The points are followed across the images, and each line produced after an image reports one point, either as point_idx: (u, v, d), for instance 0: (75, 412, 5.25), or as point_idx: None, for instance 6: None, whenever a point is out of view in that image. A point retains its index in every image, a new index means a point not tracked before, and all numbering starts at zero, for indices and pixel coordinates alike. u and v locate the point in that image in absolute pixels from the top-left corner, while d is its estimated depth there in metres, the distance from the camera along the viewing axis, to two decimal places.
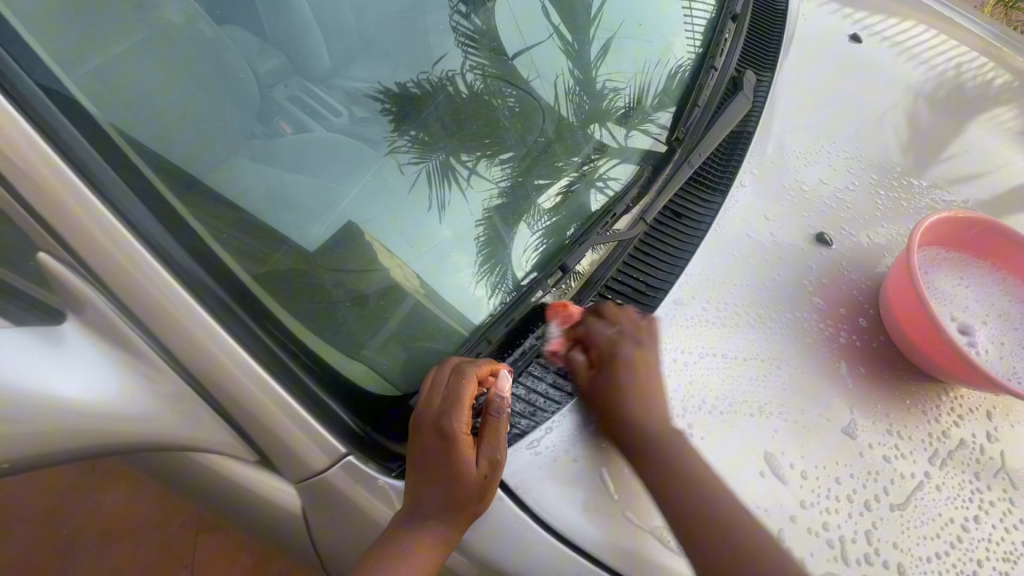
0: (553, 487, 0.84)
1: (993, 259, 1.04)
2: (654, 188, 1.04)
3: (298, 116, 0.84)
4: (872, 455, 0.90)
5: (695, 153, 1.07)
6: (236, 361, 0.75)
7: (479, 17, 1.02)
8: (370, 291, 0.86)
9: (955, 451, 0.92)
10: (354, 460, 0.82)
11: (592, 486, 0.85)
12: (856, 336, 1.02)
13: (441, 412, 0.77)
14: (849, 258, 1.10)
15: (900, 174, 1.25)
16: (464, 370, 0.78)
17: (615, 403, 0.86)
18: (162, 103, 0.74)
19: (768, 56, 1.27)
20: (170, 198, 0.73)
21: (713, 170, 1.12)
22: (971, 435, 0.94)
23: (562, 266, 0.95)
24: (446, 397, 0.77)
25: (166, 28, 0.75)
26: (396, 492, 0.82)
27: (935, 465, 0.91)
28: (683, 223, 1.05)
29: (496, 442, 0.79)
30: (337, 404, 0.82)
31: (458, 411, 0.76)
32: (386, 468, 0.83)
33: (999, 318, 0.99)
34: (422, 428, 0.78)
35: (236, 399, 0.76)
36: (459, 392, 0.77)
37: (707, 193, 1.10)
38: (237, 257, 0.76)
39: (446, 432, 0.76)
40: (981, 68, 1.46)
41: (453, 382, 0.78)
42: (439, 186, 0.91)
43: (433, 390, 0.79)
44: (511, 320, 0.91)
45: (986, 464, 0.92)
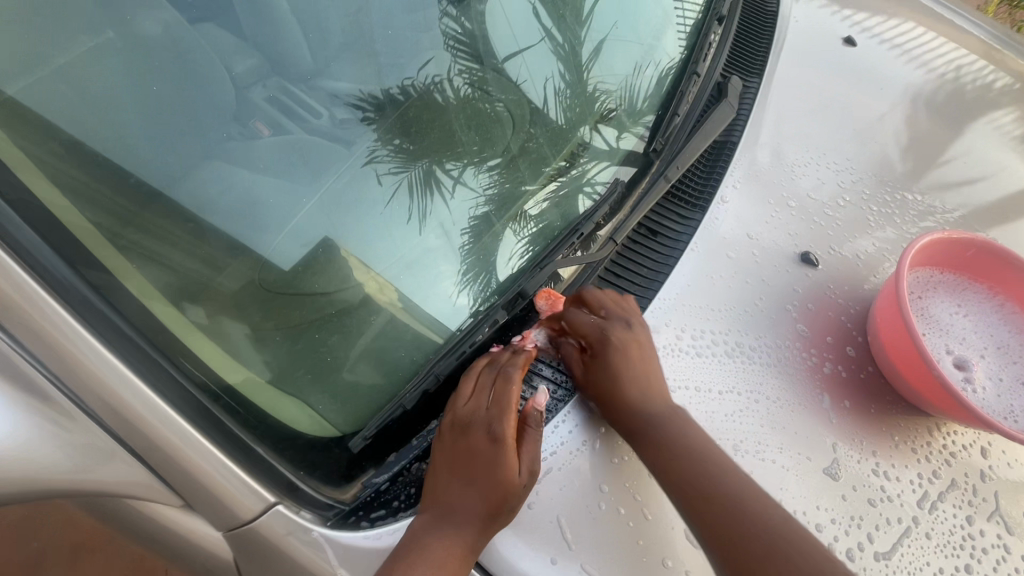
0: (512, 538, 0.79)
1: (996, 286, 1.00)
2: (626, 207, 1.00)
3: (277, 118, 0.80)
4: (857, 499, 0.86)
5: (673, 166, 1.02)
6: (191, 388, 0.71)
7: (468, 19, 0.96)
8: (333, 312, 0.81)
9: (946, 493, 0.89)
10: (284, 509, 0.73)
11: (555, 540, 0.79)
12: (841, 366, 0.97)
13: (492, 414, 0.80)
14: (838, 278, 1.06)
15: (895, 189, 1.20)
16: (513, 374, 0.83)
17: (622, 371, 0.88)
18: (124, 109, 0.69)
19: (756, 61, 1.24)
20: (128, 213, 0.69)
21: (689, 187, 1.08)
22: (964, 474, 0.90)
23: (520, 292, 0.89)
24: (496, 401, 0.81)
25: (129, 25, 0.70)
26: (331, 545, 0.75)
27: (924, 509, 0.86)
28: (659, 242, 1.02)
29: (537, 452, 0.81)
30: (264, 449, 0.75)
31: (508, 416, 0.80)
32: (322, 517, 0.76)
33: (998, 353, 0.95)
34: (468, 431, 0.80)
35: (168, 437, 0.69)
36: (509, 395, 0.82)
37: (686, 209, 1.06)
38: (199, 273, 0.73)
39: (496, 436, 0.79)
40: (980, 71, 1.42)
41: (503, 386, 0.82)
42: (421, 196, 0.88)
43: (480, 393, 0.82)
44: (463, 353, 0.86)
45: (981, 508, 0.88)
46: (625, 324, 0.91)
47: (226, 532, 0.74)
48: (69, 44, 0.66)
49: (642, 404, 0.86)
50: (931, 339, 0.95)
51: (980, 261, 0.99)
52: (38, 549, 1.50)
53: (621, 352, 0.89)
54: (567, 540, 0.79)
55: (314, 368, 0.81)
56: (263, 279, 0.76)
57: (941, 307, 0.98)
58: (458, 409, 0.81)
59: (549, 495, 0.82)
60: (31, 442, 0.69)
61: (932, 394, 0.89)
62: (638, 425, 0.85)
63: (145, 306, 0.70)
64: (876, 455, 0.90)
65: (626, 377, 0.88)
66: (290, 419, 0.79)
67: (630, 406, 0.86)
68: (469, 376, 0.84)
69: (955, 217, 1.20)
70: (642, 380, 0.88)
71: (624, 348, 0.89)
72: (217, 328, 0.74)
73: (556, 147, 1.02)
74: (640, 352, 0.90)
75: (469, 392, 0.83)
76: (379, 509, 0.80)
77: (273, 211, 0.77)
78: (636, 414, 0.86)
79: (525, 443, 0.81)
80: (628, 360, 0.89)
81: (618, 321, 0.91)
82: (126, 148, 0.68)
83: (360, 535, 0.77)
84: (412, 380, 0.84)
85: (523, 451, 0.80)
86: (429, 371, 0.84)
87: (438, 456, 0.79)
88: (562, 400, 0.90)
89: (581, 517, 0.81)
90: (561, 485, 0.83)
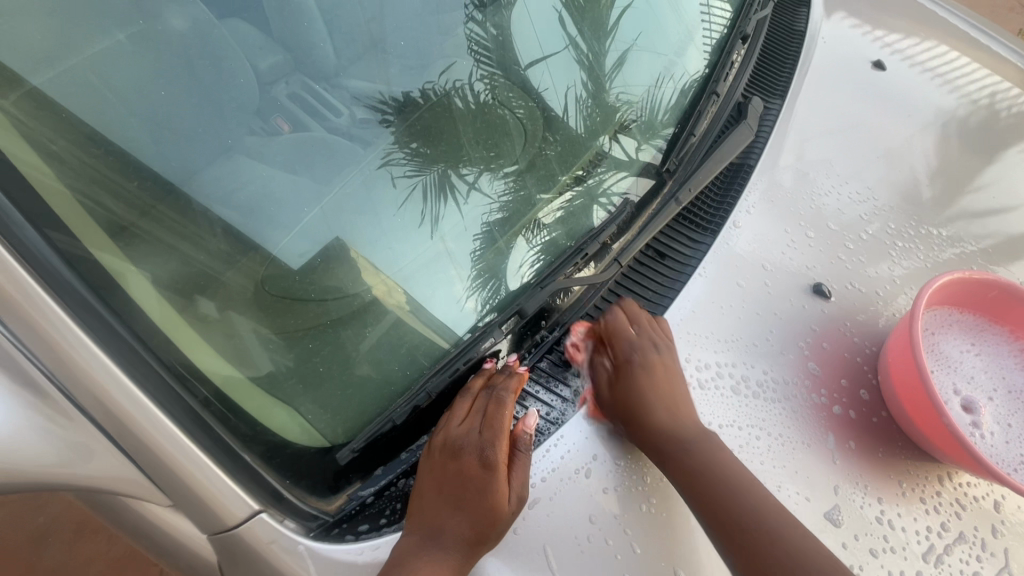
0: (500, 564, 0.77)
1: (1012, 327, 0.97)
2: (635, 227, 0.99)
3: (297, 114, 0.80)
4: (857, 547, 0.83)
5: (685, 188, 1.02)
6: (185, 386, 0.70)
7: (494, 25, 0.97)
8: (339, 313, 0.81)
9: (953, 547, 0.85)
10: (267, 517, 0.73)
11: (537, 569, 0.77)
12: (852, 408, 0.94)
13: (484, 439, 0.79)
14: (850, 312, 1.03)
15: (919, 222, 1.17)
16: (507, 397, 0.82)
17: (647, 393, 0.88)
18: (147, 100, 0.70)
19: (780, 80, 1.22)
20: (143, 202, 0.69)
21: (701, 208, 1.06)
22: (972, 528, 0.87)
23: (518, 310, 0.89)
24: (489, 424, 0.80)
25: (163, 18, 0.72)
26: (314, 557, 0.75)
27: (929, 563, 0.83)
28: (666, 265, 1.01)
29: (527, 479, 0.79)
30: (251, 456, 0.73)
31: (500, 440, 0.79)
32: (305, 528, 0.76)
33: (1006, 397, 0.92)
34: (460, 454, 0.78)
35: (157, 442, 0.67)
36: (501, 419, 0.80)
37: (696, 233, 1.04)
38: (205, 267, 0.72)
39: (488, 461, 0.78)
40: (1015, 99, 1.37)
41: (496, 410, 0.80)
42: (435, 201, 0.88)
43: (472, 416, 0.81)
44: (457, 370, 0.85)
45: (987, 562, 0.85)
46: (653, 346, 0.91)
47: (213, 536, 0.73)
48: (104, 33, 0.68)
49: (672, 432, 0.86)
50: (940, 379, 0.91)
51: (1004, 304, 0.95)
52: (40, 526, 1.53)
53: (647, 372, 0.89)
54: (552, 569, 0.77)
55: (320, 372, 0.81)
56: (274, 278, 0.76)
57: (952, 345, 0.95)
58: (450, 430, 0.80)
59: (536, 520, 0.80)
60: (13, 435, 0.66)
61: (939, 438, 0.87)
62: (672, 450, 0.85)
63: (156, 295, 0.69)
64: (881, 501, 0.87)
65: (654, 399, 0.88)
66: (279, 427, 0.77)
67: (660, 430, 0.86)
68: (464, 398, 0.82)
69: (981, 250, 1.16)
70: (670, 400, 0.88)
71: (650, 367, 0.89)
72: (227, 325, 0.74)
73: (572, 157, 1.01)
74: (667, 375, 0.90)
75: (462, 414, 0.81)
76: (364, 523, 0.80)
77: (288, 206, 0.78)
78: (668, 441, 0.85)
79: (515, 470, 0.79)
80: (654, 381, 0.89)
81: (647, 340, 0.91)
82: (148, 136, 0.69)
83: (343, 549, 0.76)
84: (403, 396, 0.83)
85: (514, 477, 0.79)
86: (420, 389, 0.83)
87: (429, 478, 0.77)
88: (556, 423, 0.87)
89: (574, 551, 0.78)
90: (551, 511, 0.81)
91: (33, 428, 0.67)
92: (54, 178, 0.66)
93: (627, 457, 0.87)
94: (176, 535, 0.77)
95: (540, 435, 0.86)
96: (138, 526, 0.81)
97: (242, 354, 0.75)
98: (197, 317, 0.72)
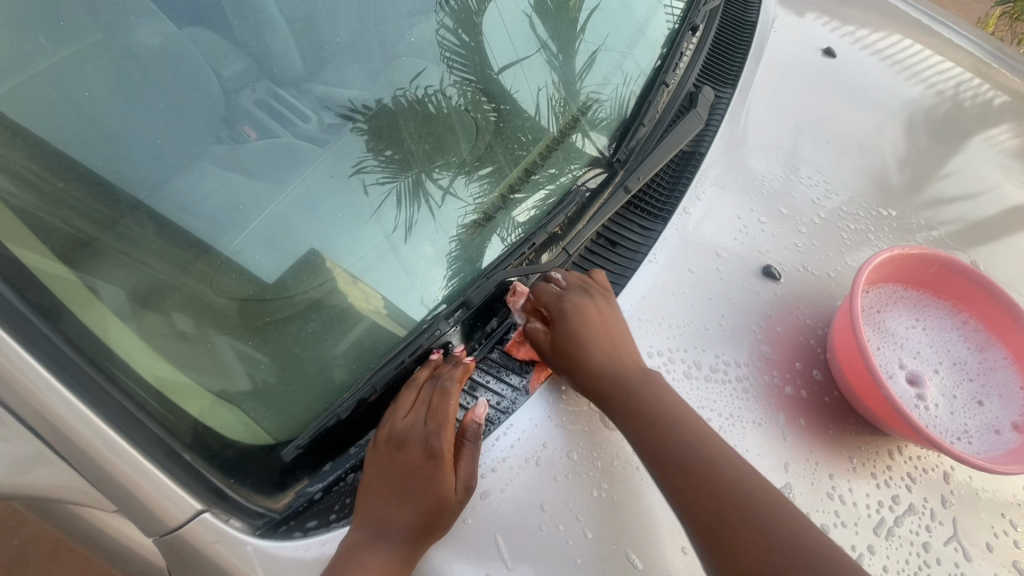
0: (449, 555, 0.78)
1: (956, 299, 0.98)
2: (586, 217, 0.99)
3: (261, 119, 0.82)
4: None
5: (634, 176, 1.02)
6: (132, 392, 0.69)
7: (466, 32, 0.97)
8: (297, 312, 0.80)
9: (902, 519, 0.86)
10: (211, 517, 0.71)
11: (484, 556, 0.77)
12: (805, 389, 0.95)
13: (429, 429, 0.80)
14: (804, 294, 1.04)
15: (872, 205, 1.19)
16: (452, 387, 0.83)
17: (583, 336, 0.89)
18: (102, 109, 0.69)
19: (731, 70, 1.23)
20: (96, 211, 0.69)
21: (652, 196, 1.07)
22: (922, 500, 0.88)
23: (465, 300, 0.89)
24: (433, 415, 0.81)
25: (124, 30, 0.73)
26: (259, 555, 0.73)
27: (879, 536, 0.84)
28: (617, 253, 1.02)
29: (474, 468, 0.80)
30: (192, 457, 0.72)
31: (445, 430, 0.81)
32: (251, 526, 0.74)
33: (951, 369, 0.94)
34: (405, 446, 0.80)
35: (111, 454, 0.66)
36: (447, 409, 0.82)
37: (647, 219, 1.05)
38: (157, 273, 0.71)
39: (434, 452, 0.80)
40: (968, 85, 1.41)
41: (441, 400, 0.82)
42: (409, 204, 0.88)
43: (418, 407, 0.82)
44: (402, 362, 0.84)
45: (937, 533, 0.85)
46: (583, 293, 0.93)
47: (159, 539, 0.71)
48: (63, 46, 0.68)
49: (613, 372, 0.87)
50: (883, 353, 0.93)
51: (943, 277, 0.97)
52: (18, 549, 1.50)
53: (579, 317, 0.90)
54: (503, 557, 0.77)
55: (278, 373, 0.80)
56: (233, 281, 0.75)
57: (897, 320, 0.97)
58: (395, 423, 0.81)
59: (486, 510, 0.80)
60: None
61: (885, 413, 0.88)
62: (621, 397, 0.85)
63: (117, 304, 0.70)
64: (833, 476, 0.88)
65: (591, 340, 0.89)
66: (221, 425, 0.76)
67: (599, 371, 0.87)
68: (409, 390, 0.83)
69: (934, 232, 1.18)
70: (606, 343, 0.90)
71: (581, 313, 0.90)
72: (188, 333, 0.73)
73: (535, 154, 1.01)
74: (601, 318, 0.91)
75: (407, 406, 0.82)
76: (313, 519, 0.79)
77: (248, 210, 0.77)
78: (614, 389, 0.86)
79: (463, 458, 0.81)
80: (589, 325, 0.90)
81: (574, 291, 0.93)
82: (103, 145, 0.69)
83: (291, 545, 0.75)
84: (350, 390, 0.82)
85: (460, 466, 0.80)
86: (366, 382, 0.82)
87: (375, 471, 0.78)
88: (505, 412, 0.87)
89: (521, 540, 0.78)
90: (501, 499, 0.81)
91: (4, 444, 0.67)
92: (17, 195, 0.66)
93: (581, 445, 0.86)
94: (137, 541, 0.76)
95: (489, 424, 0.86)
96: (104, 539, 0.80)
97: (202, 361, 0.74)
98: (151, 326, 0.71)
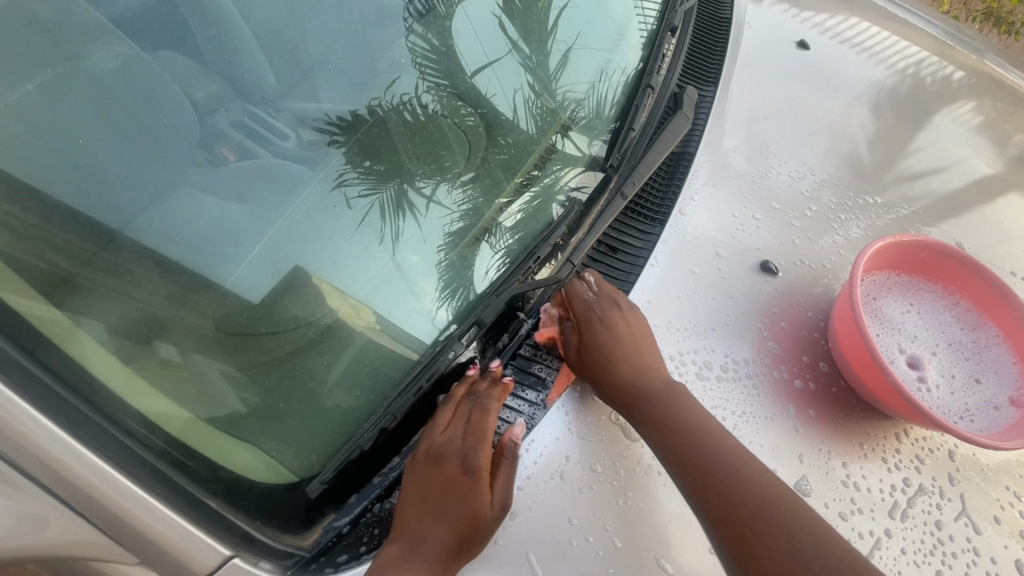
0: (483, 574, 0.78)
1: (949, 282, 1.02)
2: (586, 224, 1.00)
3: (240, 141, 0.79)
4: (827, 515, 0.86)
5: (630, 182, 1.02)
6: (127, 432, 0.67)
7: (436, 35, 0.97)
8: (305, 341, 0.80)
9: (915, 500, 0.88)
10: (241, 562, 0.70)
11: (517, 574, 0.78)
12: (812, 380, 0.97)
13: (467, 445, 0.83)
14: (801, 290, 1.07)
15: (855, 193, 1.21)
16: (491, 405, 0.86)
17: (610, 347, 0.94)
18: (74, 142, 0.67)
19: (711, 69, 1.25)
20: (79, 249, 0.67)
21: (648, 199, 1.07)
22: (931, 480, 0.91)
23: (477, 321, 0.88)
24: (472, 432, 0.84)
25: (87, 57, 0.70)
26: None
27: (896, 519, 0.86)
28: (618, 260, 1.03)
29: (511, 485, 0.82)
30: (208, 496, 0.71)
31: (482, 447, 0.84)
32: (282, 565, 0.75)
33: (948, 350, 0.98)
34: (443, 461, 0.83)
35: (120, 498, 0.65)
36: (485, 425, 0.85)
37: (645, 224, 1.06)
38: (145, 308, 0.69)
39: (470, 467, 0.82)
40: (932, 65, 1.45)
41: (480, 417, 0.85)
42: (393, 217, 0.86)
43: (456, 423, 0.85)
44: (420, 388, 0.84)
45: (949, 511, 0.88)
46: (614, 304, 0.97)
47: None
48: (30, 79, 0.66)
49: (635, 381, 0.91)
50: (883, 339, 0.96)
51: (936, 263, 1.00)
52: None
53: (606, 327, 0.95)
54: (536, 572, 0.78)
55: (281, 401, 0.78)
56: (230, 310, 0.74)
57: (893, 306, 1.00)
58: (433, 438, 0.83)
59: (517, 529, 0.81)
60: None
61: (889, 397, 0.90)
62: (642, 404, 0.89)
63: (108, 342, 0.67)
64: (846, 464, 0.91)
65: (620, 353, 0.93)
66: (242, 469, 0.75)
67: (625, 379, 0.92)
68: (447, 406, 0.86)
69: (914, 214, 1.22)
70: (634, 355, 0.94)
71: (610, 323, 0.95)
72: (187, 367, 0.71)
73: (519, 159, 1.01)
74: (630, 329, 0.95)
75: (446, 421, 0.85)
76: (343, 552, 0.80)
77: (240, 238, 0.76)
78: (635, 394, 0.90)
79: (500, 475, 0.83)
80: (615, 335, 0.94)
81: (605, 301, 0.98)
82: (79, 180, 0.67)
83: None
84: (369, 420, 0.82)
85: (497, 483, 0.82)
86: (386, 410, 0.81)
87: (413, 485, 0.81)
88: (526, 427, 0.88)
89: (554, 555, 0.79)
90: (532, 509, 0.82)
91: (8, 500, 0.66)
92: None
93: (604, 458, 0.87)
94: None
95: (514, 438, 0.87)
96: None
97: (204, 396, 0.73)
98: (134, 362, 0.68)
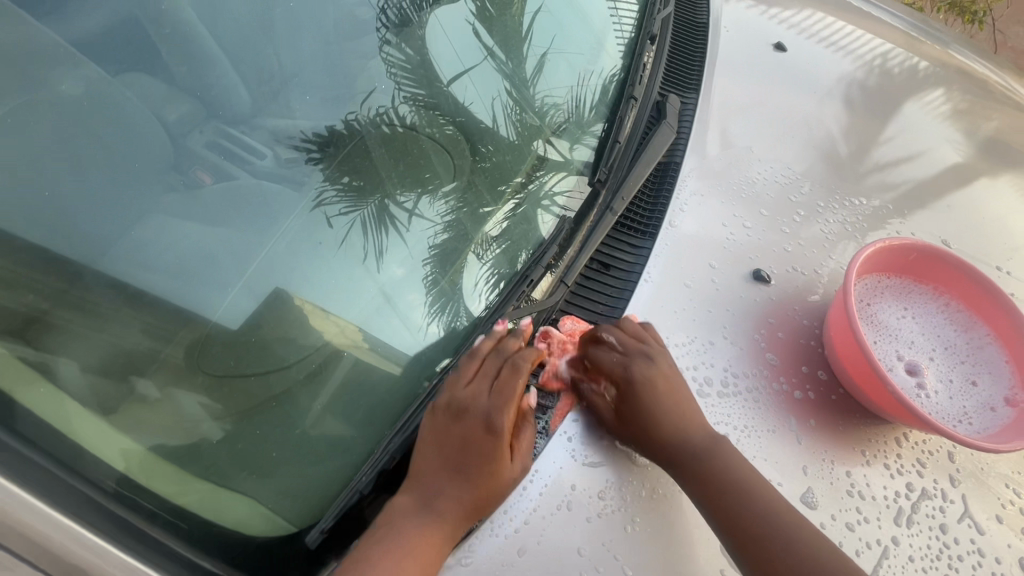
0: None
1: (942, 286, 1.03)
2: (576, 242, 0.98)
3: (216, 162, 0.78)
4: (835, 525, 0.86)
5: (619, 198, 1.02)
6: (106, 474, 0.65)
7: (408, 45, 0.96)
8: (296, 377, 0.77)
9: (918, 505, 0.90)
10: None
11: None
12: (810, 389, 0.98)
13: (492, 403, 0.84)
14: (791, 296, 1.07)
15: (842, 195, 1.22)
16: (523, 365, 0.85)
17: (652, 409, 0.88)
18: (40, 175, 0.65)
19: (691, 74, 1.26)
20: (48, 287, 0.64)
21: (637, 213, 1.06)
22: (933, 483, 0.92)
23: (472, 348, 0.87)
24: (498, 391, 0.84)
25: (52, 84, 0.67)
26: None
27: (902, 526, 0.87)
28: (612, 275, 1.00)
29: (527, 448, 0.85)
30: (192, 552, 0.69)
31: (507, 407, 0.84)
32: None
33: (945, 354, 0.99)
34: (465, 415, 0.83)
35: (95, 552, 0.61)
36: (513, 385, 0.85)
37: (636, 238, 1.04)
38: (121, 346, 0.67)
39: (492, 427, 0.83)
40: (906, 62, 1.47)
41: (511, 375, 0.85)
42: (375, 232, 0.84)
43: (483, 378, 0.85)
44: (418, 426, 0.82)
45: (952, 515, 0.90)
46: (647, 359, 0.90)
47: None
48: None
49: (682, 440, 0.86)
50: (880, 347, 0.97)
51: (928, 266, 1.02)
52: None
53: (646, 387, 0.89)
54: None
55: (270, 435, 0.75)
56: (213, 347, 0.72)
57: (889, 312, 1.01)
58: (456, 392, 0.84)
59: (527, 564, 0.79)
60: None
61: (885, 402, 0.91)
62: (691, 462, 0.85)
63: (86, 383, 0.65)
64: (849, 472, 0.91)
65: (664, 411, 0.88)
66: (235, 522, 0.73)
67: (668, 439, 0.87)
68: (474, 358, 0.86)
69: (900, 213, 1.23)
70: (676, 411, 0.88)
71: (653, 384, 0.89)
72: (168, 404, 0.68)
73: (501, 167, 1.00)
74: (668, 385, 0.90)
75: (472, 375, 0.85)
76: None
77: (222, 265, 0.74)
78: (679, 454, 0.86)
79: (517, 440, 0.85)
80: (655, 394, 0.89)
81: (640, 358, 0.90)
82: (45, 214, 0.64)
83: None
84: (366, 462, 0.80)
85: (514, 447, 0.84)
86: (383, 452, 0.80)
87: (433, 437, 0.82)
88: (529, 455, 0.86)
89: None
90: (541, 542, 0.80)
91: None
92: None
93: (614, 485, 0.86)
94: None
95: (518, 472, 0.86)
96: None
97: (190, 435, 0.70)
98: (111, 403, 0.66)
